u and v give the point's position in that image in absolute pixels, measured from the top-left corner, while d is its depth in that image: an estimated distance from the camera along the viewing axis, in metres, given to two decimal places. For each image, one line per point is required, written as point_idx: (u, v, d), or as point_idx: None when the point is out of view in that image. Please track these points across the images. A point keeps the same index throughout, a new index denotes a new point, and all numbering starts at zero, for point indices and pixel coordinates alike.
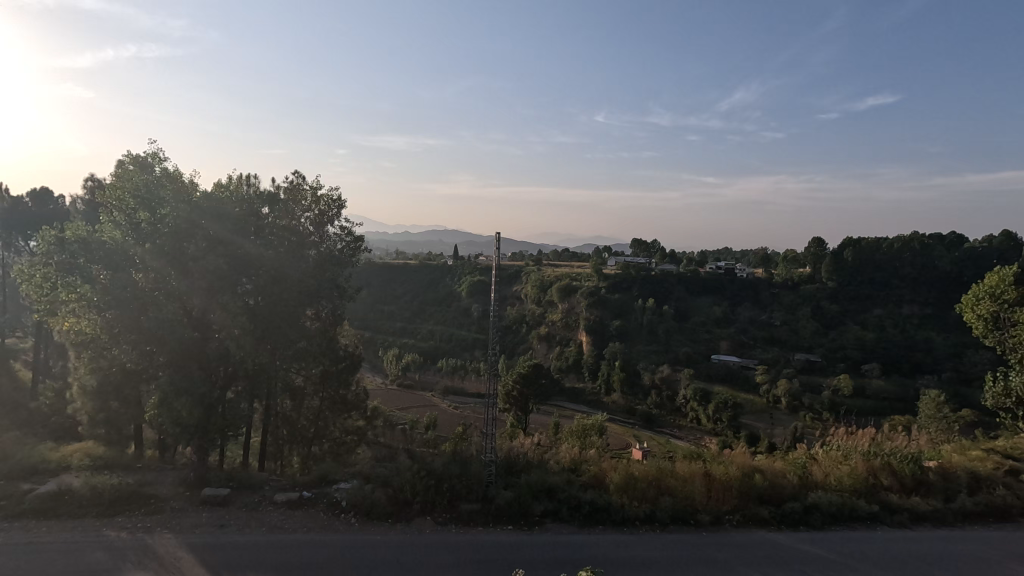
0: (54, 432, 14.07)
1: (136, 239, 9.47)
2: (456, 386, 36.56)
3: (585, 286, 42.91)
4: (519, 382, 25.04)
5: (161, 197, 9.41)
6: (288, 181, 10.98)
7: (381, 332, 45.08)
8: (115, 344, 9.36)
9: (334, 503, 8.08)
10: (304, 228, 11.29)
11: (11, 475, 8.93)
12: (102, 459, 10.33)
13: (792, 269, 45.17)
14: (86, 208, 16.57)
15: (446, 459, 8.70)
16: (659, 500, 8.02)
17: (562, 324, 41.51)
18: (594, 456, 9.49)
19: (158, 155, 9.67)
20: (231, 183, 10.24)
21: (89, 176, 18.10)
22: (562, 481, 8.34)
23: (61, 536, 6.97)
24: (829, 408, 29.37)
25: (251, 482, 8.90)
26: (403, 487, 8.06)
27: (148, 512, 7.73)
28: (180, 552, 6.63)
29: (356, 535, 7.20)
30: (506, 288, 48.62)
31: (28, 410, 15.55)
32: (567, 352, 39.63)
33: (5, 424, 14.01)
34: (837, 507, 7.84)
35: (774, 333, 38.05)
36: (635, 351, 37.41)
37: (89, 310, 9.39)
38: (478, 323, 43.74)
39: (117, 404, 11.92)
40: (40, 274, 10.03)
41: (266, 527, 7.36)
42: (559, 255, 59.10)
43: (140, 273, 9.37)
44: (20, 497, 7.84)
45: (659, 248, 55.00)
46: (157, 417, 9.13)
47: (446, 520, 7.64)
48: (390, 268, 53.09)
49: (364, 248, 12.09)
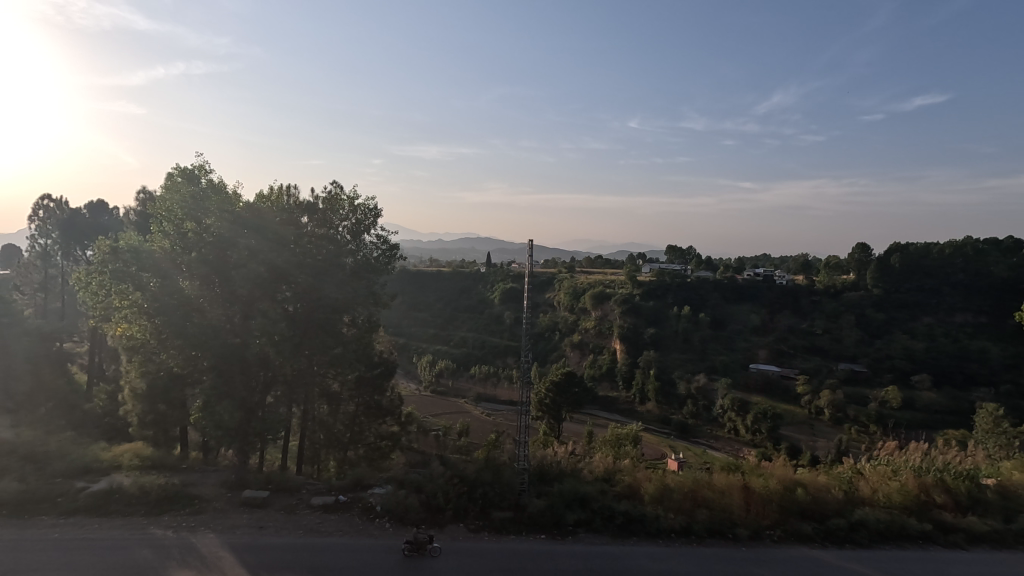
0: (108, 433, 14.78)
1: (183, 248, 9.92)
2: (489, 393, 36.62)
3: (618, 293, 42.45)
4: (551, 390, 24.80)
5: (207, 208, 9.88)
6: (326, 191, 11.15)
7: (413, 338, 45.54)
8: (164, 349, 9.83)
9: (368, 507, 8.19)
10: (341, 236, 11.40)
11: (65, 473, 9.39)
12: (148, 458, 10.74)
13: (834, 275, 43.69)
14: (137, 219, 17.40)
15: (479, 466, 8.76)
16: (695, 512, 7.84)
17: (595, 332, 41.18)
18: (628, 466, 9.36)
19: (204, 167, 10.07)
20: (273, 194, 10.65)
21: (141, 188, 18.97)
22: (595, 491, 8.26)
23: (111, 532, 7.28)
24: (875, 421, 28.13)
25: (289, 485, 9.10)
26: (435, 493, 8.12)
27: (191, 512, 7.99)
28: (221, 552, 6.81)
29: (388, 540, 7.26)
30: (538, 296, 48.65)
31: (82, 411, 16.31)
32: (600, 360, 39.18)
33: (60, 424, 14.76)
34: (885, 525, 7.53)
35: (815, 342, 36.82)
36: (670, 360, 36.65)
37: (139, 316, 9.84)
38: (510, 330, 43.75)
39: (164, 406, 12.43)
40: (96, 282, 10.57)
41: (303, 530, 7.50)
42: (592, 260, 58.68)
43: (188, 282, 9.80)
44: (74, 495, 8.25)
45: (695, 255, 54.19)
46: (201, 420, 9.54)
47: (478, 527, 7.63)
48: (423, 275, 53.84)
49: (399, 256, 12.13)
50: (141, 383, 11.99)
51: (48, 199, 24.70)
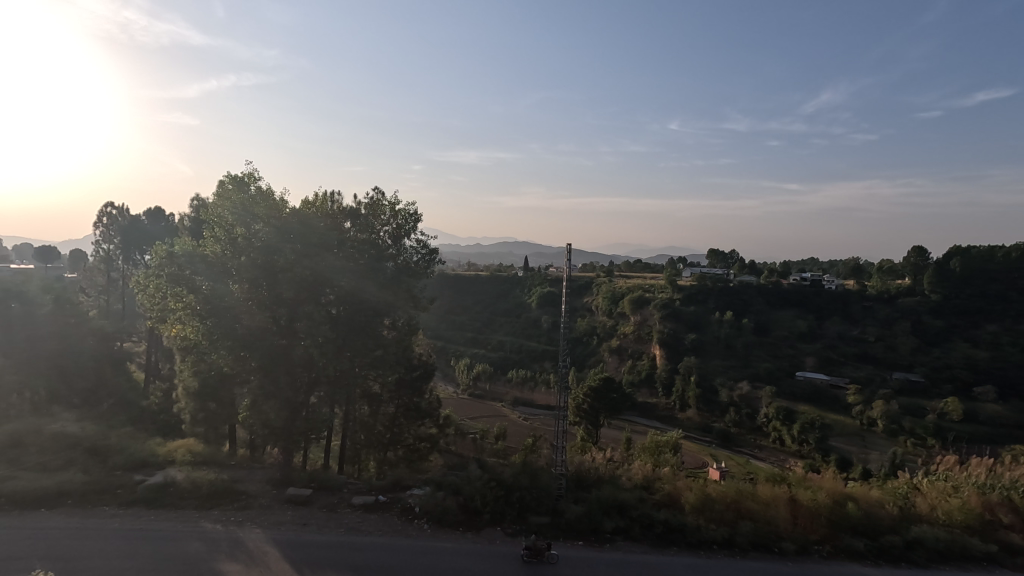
0: (163, 429, 15.49)
1: (233, 253, 10.28)
2: (526, 397, 36.55)
3: (657, 298, 41.83)
4: (589, 395, 24.55)
5: (255, 214, 10.21)
6: (368, 198, 11.47)
7: (451, 341, 45.96)
8: (214, 349, 10.17)
9: (407, 508, 8.31)
10: (382, 241, 11.64)
11: (125, 467, 9.90)
12: (199, 454, 11.18)
13: (888, 280, 41.78)
14: (192, 224, 18.21)
15: (516, 469, 8.76)
16: (738, 523, 7.62)
17: (634, 337, 40.57)
18: (668, 475, 9.16)
19: (253, 175, 10.39)
20: (317, 201, 10.99)
21: (196, 195, 19.87)
22: (634, 498, 8.11)
23: (166, 524, 7.62)
24: (934, 434, 26.64)
25: (331, 483, 9.31)
26: (473, 496, 8.16)
27: (239, 507, 8.28)
28: (267, 547, 7.03)
29: (426, 541, 7.34)
30: (576, 300, 48.36)
31: (140, 408, 17.13)
32: (639, 365, 38.53)
33: (120, 419, 15.55)
34: (945, 544, 7.12)
35: (867, 350, 35.24)
36: (712, 366, 35.72)
37: (193, 318, 10.26)
38: (548, 334, 43.59)
39: (214, 404, 12.93)
40: (153, 284, 11.09)
41: (344, 528, 7.67)
42: (631, 264, 57.88)
43: (237, 285, 10.13)
44: (132, 488, 8.69)
45: (738, 259, 52.83)
46: (249, 418, 10.08)
47: (515, 532, 7.62)
48: (462, 279, 54.37)
49: (438, 260, 12.28)
50: (194, 381, 12.53)
51: (111, 206, 26.16)
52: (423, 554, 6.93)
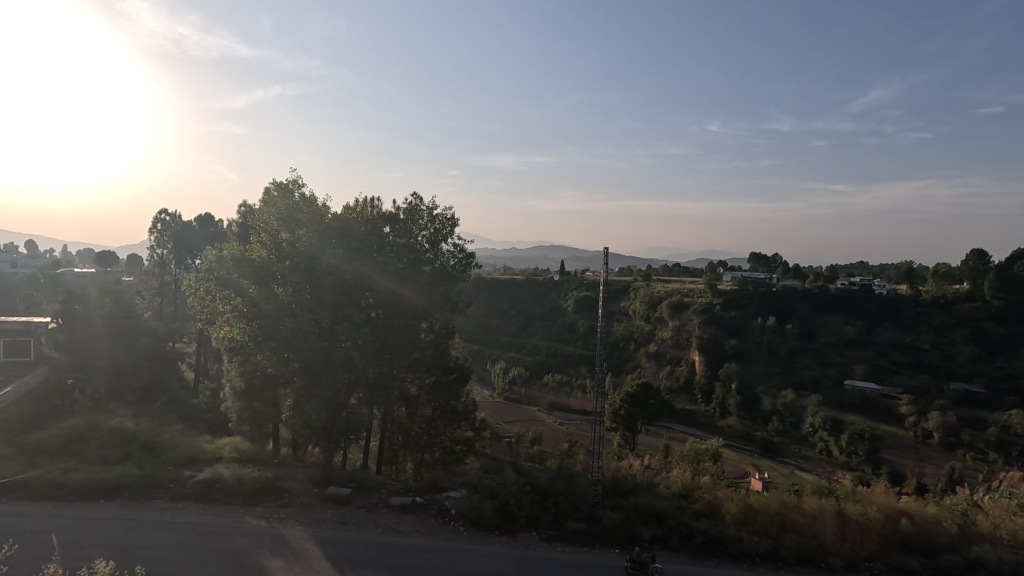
0: (211, 427, 16.08)
1: (278, 257, 10.59)
2: (562, 402, 36.32)
3: (697, 302, 40.98)
4: (626, 401, 24.15)
5: (298, 219, 10.51)
6: (407, 203, 11.68)
7: (487, 345, 46.13)
8: (259, 351, 10.51)
9: (443, 510, 8.37)
10: (420, 245, 11.80)
11: (176, 462, 10.33)
12: (244, 452, 11.55)
13: (944, 284, 39.75)
14: (239, 230, 18.88)
15: (552, 475, 8.71)
16: (783, 537, 7.36)
17: (672, 342, 39.83)
18: (708, 483, 8.94)
19: (297, 181, 10.70)
20: (358, 206, 11.25)
21: (243, 202, 20.61)
22: (673, 507, 7.95)
23: (213, 519, 7.90)
24: (996, 448, 25.10)
25: (370, 484, 9.47)
26: (508, 500, 8.14)
27: (282, 505, 8.52)
28: (308, 544, 7.21)
29: (462, 543, 7.37)
30: (613, 304, 47.86)
31: (190, 406, 17.84)
32: (678, 371, 37.73)
33: (171, 417, 16.23)
34: (1011, 566, 6.70)
35: (922, 359, 33.57)
36: (754, 373, 34.69)
37: (240, 319, 10.63)
38: (584, 339, 43.25)
39: (259, 404, 13.35)
40: (204, 288, 11.54)
41: (382, 528, 7.78)
42: (669, 268, 56.90)
43: (282, 288, 10.43)
44: (182, 483, 9.05)
45: (781, 263, 51.25)
46: (291, 418, 10.35)
47: (551, 537, 7.57)
48: (498, 283, 54.59)
49: (475, 264, 12.34)
50: (241, 382, 12.98)
51: (166, 213, 27.43)
52: (459, 557, 6.95)
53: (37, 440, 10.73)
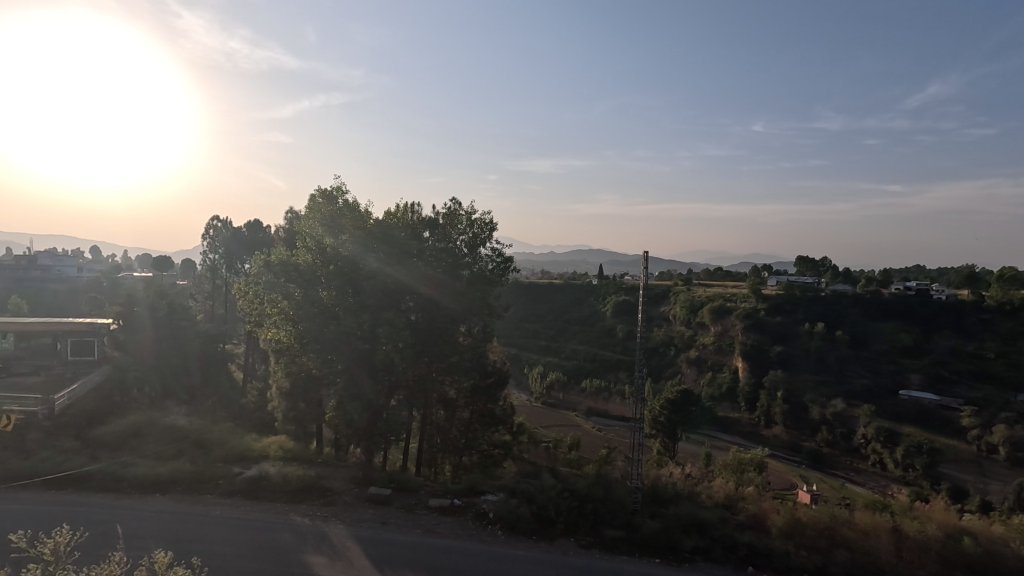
0: (259, 427, 16.64)
1: (322, 262, 10.90)
2: (600, 407, 35.91)
3: (740, 307, 39.91)
4: (666, 407, 23.65)
5: (342, 225, 10.84)
6: (446, 208, 11.85)
7: (525, 349, 46.11)
8: (304, 352, 10.82)
9: (481, 513, 8.39)
10: (459, 250, 11.93)
11: (226, 459, 10.75)
12: (289, 451, 11.90)
13: (1011, 290, 37.39)
14: (287, 235, 19.57)
15: (590, 481, 8.62)
16: (833, 552, 7.07)
17: (714, 348, 38.87)
18: (753, 495, 8.66)
19: (341, 188, 11.02)
20: (399, 212, 11.51)
21: (290, 209, 21.33)
22: (715, 517, 7.74)
23: (260, 515, 8.18)
24: None
25: (409, 485, 9.59)
26: (546, 505, 8.09)
27: (324, 503, 8.73)
28: (349, 543, 7.36)
29: (499, 547, 7.38)
30: (652, 309, 47.12)
31: (239, 405, 18.51)
32: (720, 378, 36.75)
33: (222, 415, 16.89)
34: None
35: (986, 369, 31.66)
36: (801, 381, 33.43)
37: (287, 322, 10.98)
38: (623, 344, 42.72)
39: (303, 404, 13.72)
40: (253, 291, 11.99)
41: (421, 529, 7.86)
42: (711, 272, 55.56)
43: (326, 292, 10.71)
44: (231, 479, 9.40)
45: (830, 267, 49.34)
46: (334, 418, 10.62)
47: (589, 544, 7.48)
48: (535, 287, 54.59)
49: (513, 268, 12.38)
50: (286, 382, 13.39)
51: (218, 219, 28.64)
52: (496, 561, 6.97)
53: (100, 434, 11.35)
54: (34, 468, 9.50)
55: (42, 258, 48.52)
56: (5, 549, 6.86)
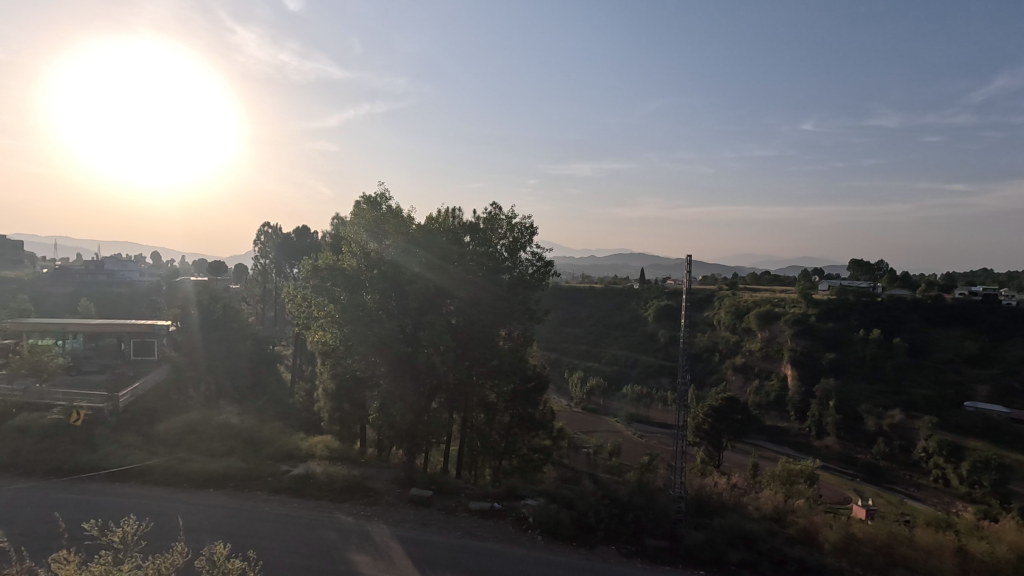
0: (306, 427, 17.15)
1: (366, 266, 11.13)
2: (642, 414, 35.29)
3: (789, 313, 38.54)
4: (710, 415, 23.01)
5: (385, 231, 11.09)
6: (487, 213, 11.97)
7: (565, 353, 45.88)
8: (350, 355, 11.07)
9: (520, 518, 8.37)
10: (499, 254, 11.99)
11: (275, 457, 11.13)
12: (335, 451, 12.23)
13: None
14: (334, 240, 20.15)
15: (632, 489, 8.48)
16: (891, 572, 6.73)
17: (762, 355, 37.63)
18: (804, 508, 8.33)
19: (385, 195, 11.29)
20: (440, 216, 11.71)
21: (337, 215, 21.94)
22: (763, 530, 7.48)
23: (307, 512, 8.43)
24: None
25: (450, 487, 9.67)
26: (587, 511, 8.00)
27: (368, 503, 8.92)
28: (392, 542, 7.48)
29: (540, 552, 7.35)
30: (696, 314, 46.05)
31: (288, 405, 19.13)
32: (768, 386, 35.50)
33: (272, 415, 17.53)
34: None
35: None
36: (855, 390, 31.94)
37: (332, 325, 11.18)
38: (665, 349, 41.91)
39: (348, 405, 14.04)
40: (301, 295, 12.38)
41: (461, 532, 7.92)
42: (758, 276, 53.83)
43: (370, 296, 10.92)
44: (280, 476, 9.73)
45: (887, 271, 47.02)
46: (377, 420, 10.91)
47: (630, 553, 7.36)
48: (575, 291, 54.25)
49: (553, 272, 12.37)
50: (332, 384, 13.75)
51: (269, 225, 29.76)
52: (535, 567, 6.93)
53: (159, 430, 11.97)
54: (101, 461, 10.10)
55: (109, 263, 51.57)
56: (77, 536, 7.33)
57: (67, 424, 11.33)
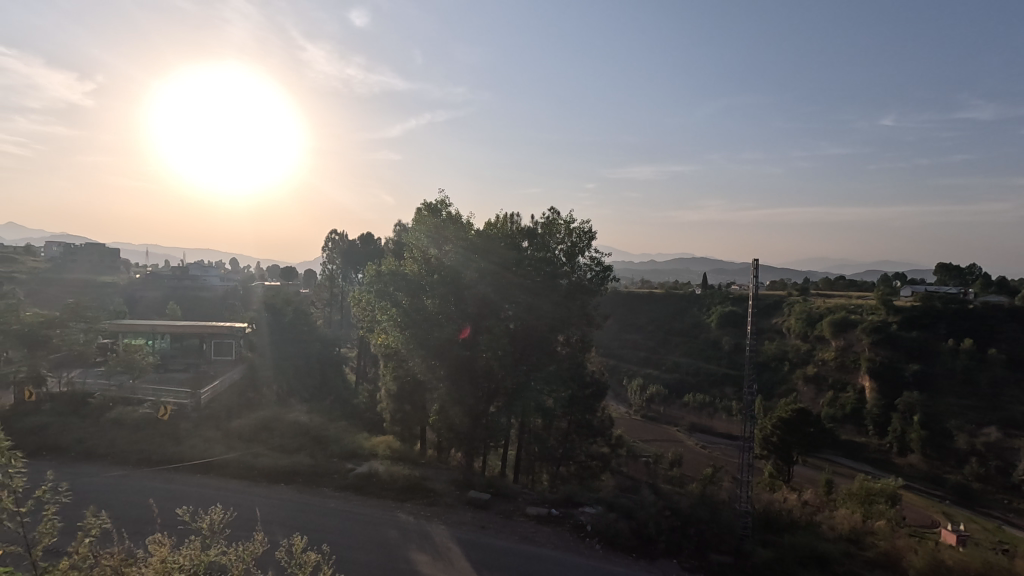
0: (370, 427, 17.71)
1: (426, 272, 11.38)
2: (704, 424, 34.08)
3: (867, 321, 36.13)
4: (779, 427, 21.86)
5: (445, 237, 11.35)
6: (545, 218, 11.96)
7: (624, 360, 45.07)
8: (411, 358, 11.33)
9: (578, 525, 8.28)
10: (557, 259, 11.94)
11: (341, 456, 11.57)
12: (396, 451, 12.57)
13: None
14: (396, 247, 20.76)
15: (694, 501, 8.20)
16: None
17: (836, 365, 35.44)
18: (885, 530, 7.79)
19: (445, 201, 11.56)
20: (499, 222, 11.85)
21: (399, 222, 22.61)
22: (838, 552, 7.06)
23: (370, 510, 8.71)
24: None
25: (508, 492, 9.72)
26: (647, 522, 7.81)
27: (427, 503, 9.10)
28: (451, 544, 7.60)
29: (598, 561, 7.24)
30: (763, 321, 44.06)
31: (353, 405, 19.82)
32: (843, 398, 33.36)
33: (338, 414, 18.25)
34: None
35: None
36: (943, 405, 29.50)
37: (393, 328, 11.40)
38: (729, 357, 40.31)
39: (409, 407, 14.37)
40: (364, 299, 12.84)
41: (519, 536, 7.93)
42: (831, 281, 50.83)
43: (430, 300, 11.16)
44: (345, 474, 10.10)
45: (980, 276, 43.19)
46: (437, 423, 11.24)
47: (693, 568, 7.12)
48: (634, 296, 53.26)
49: (612, 277, 12.21)
50: (394, 386, 14.15)
51: (336, 233, 31.11)
52: None
53: (235, 426, 12.72)
54: (184, 453, 10.85)
55: (193, 269, 55.41)
56: (162, 522, 7.89)
57: (155, 418, 12.30)
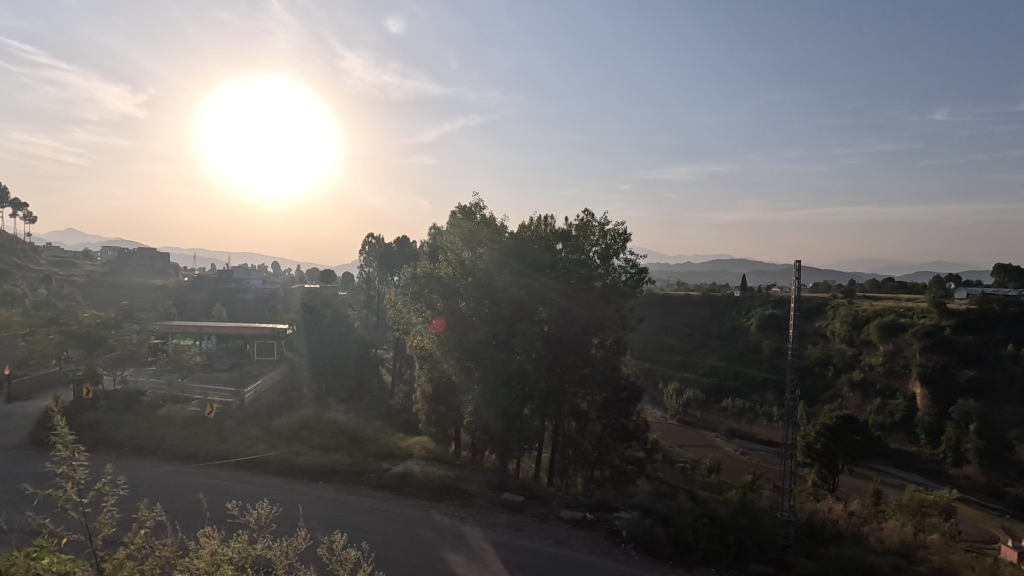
0: (406, 427, 17.93)
1: (460, 274, 11.47)
2: (743, 429, 33.19)
3: (918, 324, 34.51)
4: (823, 434, 21.07)
5: (479, 240, 11.44)
6: (579, 220, 11.96)
7: (660, 364, 44.32)
8: (445, 360, 11.42)
9: (613, 530, 8.19)
10: (592, 261, 11.93)
11: (378, 456, 11.77)
12: (432, 452, 12.71)
13: None
14: (431, 250, 20.99)
15: (734, 508, 7.99)
16: None
17: (884, 370, 33.97)
18: (939, 544, 7.42)
19: (479, 205, 11.66)
20: (533, 224, 11.92)
21: (434, 225, 22.87)
22: (887, 565, 6.76)
23: (406, 509, 8.85)
24: None
25: (542, 494, 9.69)
26: (683, 529, 7.65)
27: (462, 504, 9.17)
28: (485, 545, 7.63)
29: (633, 568, 7.14)
30: (805, 325, 42.64)
31: (389, 405, 20.10)
32: (892, 405, 31.94)
33: (375, 415, 18.56)
34: None
35: None
36: (1002, 414, 27.91)
37: (427, 330, 11.54)
38: (770, 361, 39.15)
39: (444, 408, 14.49)
40: (400, 301, 13.06)
41: (553, 540, 7.90)
42: (879, 283, 48.73)
43: (465, 303, 11.27)
44: (382, 474, 10.27)
45: None
46: (472, 424, 11.24)
47: None
48: (670, 299, 52.40)
49: (647, 279, 12.14)
50: (430, 387, 14.30)
51: (372, 237, 31.75)
52: None
53: (277, 425, 13.11)
54: (229, 451, 11.24)
55: (237, 273, 57.37)
56: (209, 516, 8.22)
57: (202, 416, 12.77)
